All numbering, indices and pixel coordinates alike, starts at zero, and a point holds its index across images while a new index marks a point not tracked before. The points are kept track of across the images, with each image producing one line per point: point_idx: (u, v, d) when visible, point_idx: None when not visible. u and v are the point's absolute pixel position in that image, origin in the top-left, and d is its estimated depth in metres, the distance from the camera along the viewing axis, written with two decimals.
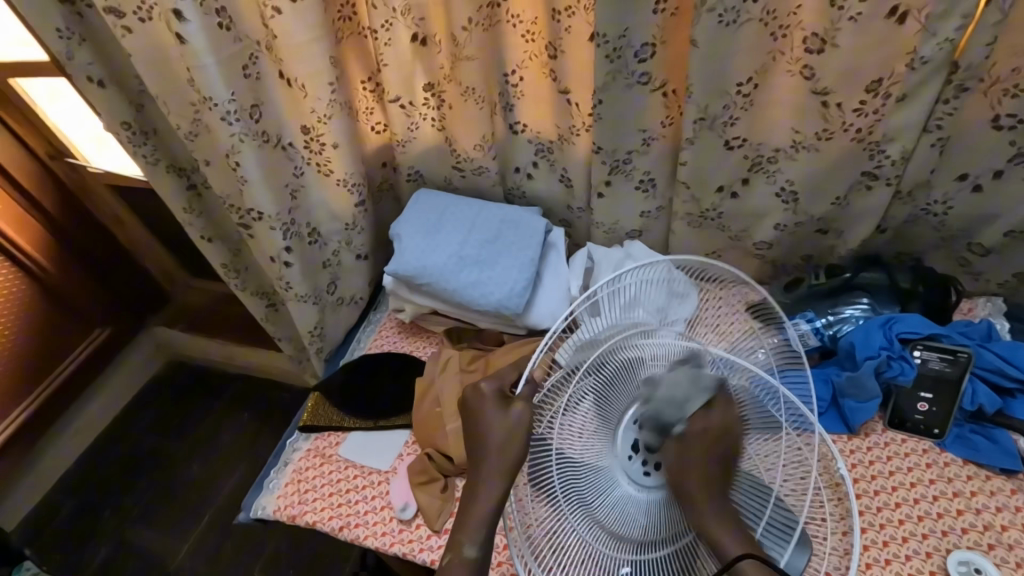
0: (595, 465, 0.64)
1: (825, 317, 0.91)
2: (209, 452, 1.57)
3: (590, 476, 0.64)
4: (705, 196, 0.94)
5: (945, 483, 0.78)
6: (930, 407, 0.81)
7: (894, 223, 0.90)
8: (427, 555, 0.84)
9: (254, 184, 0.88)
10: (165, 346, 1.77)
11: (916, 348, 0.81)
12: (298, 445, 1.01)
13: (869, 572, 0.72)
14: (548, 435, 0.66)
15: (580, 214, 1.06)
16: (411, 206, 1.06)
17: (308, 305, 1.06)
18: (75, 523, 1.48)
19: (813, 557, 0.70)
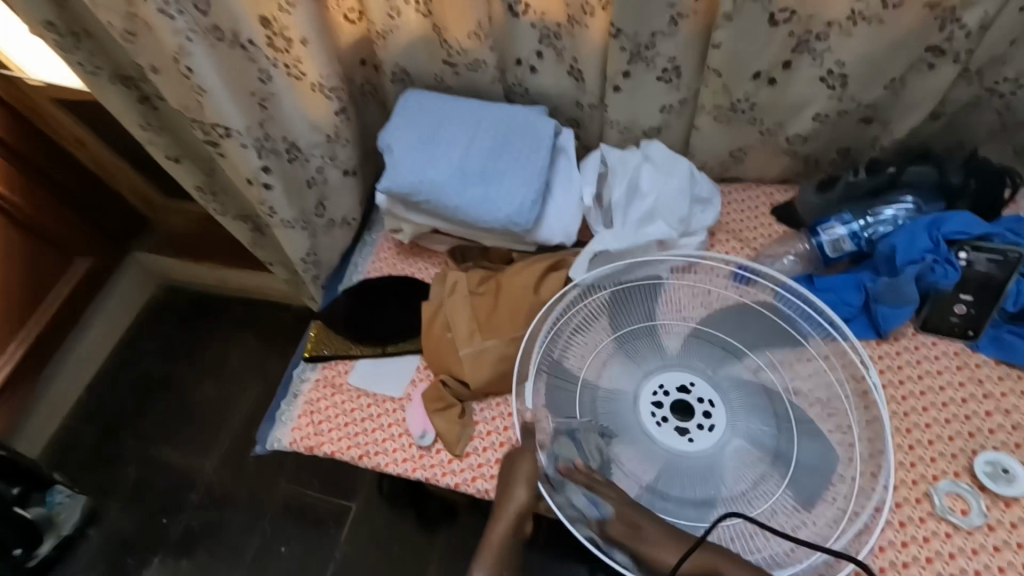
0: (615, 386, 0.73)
1: (863, 217, 0.84)
2: (216, 376, 1.54)
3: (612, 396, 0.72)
4: (738, 86, 0.82)
5: (975, 385, 0.76)
6: (968, 310, 0.77)
7: (952, 107, 0.80)
8: (450, 479, 0.84)
9: (215, 93, 0.75)
10: (153, 272, 1.66)
11: (962, 250, 0.75)
12: (306, 376, 0.97)
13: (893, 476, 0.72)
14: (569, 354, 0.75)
15: (592, 112, 0.94)
16: (399, 113, 0.93)
17: (297, 231, 0.97)
18: (93, 450, 1.47)
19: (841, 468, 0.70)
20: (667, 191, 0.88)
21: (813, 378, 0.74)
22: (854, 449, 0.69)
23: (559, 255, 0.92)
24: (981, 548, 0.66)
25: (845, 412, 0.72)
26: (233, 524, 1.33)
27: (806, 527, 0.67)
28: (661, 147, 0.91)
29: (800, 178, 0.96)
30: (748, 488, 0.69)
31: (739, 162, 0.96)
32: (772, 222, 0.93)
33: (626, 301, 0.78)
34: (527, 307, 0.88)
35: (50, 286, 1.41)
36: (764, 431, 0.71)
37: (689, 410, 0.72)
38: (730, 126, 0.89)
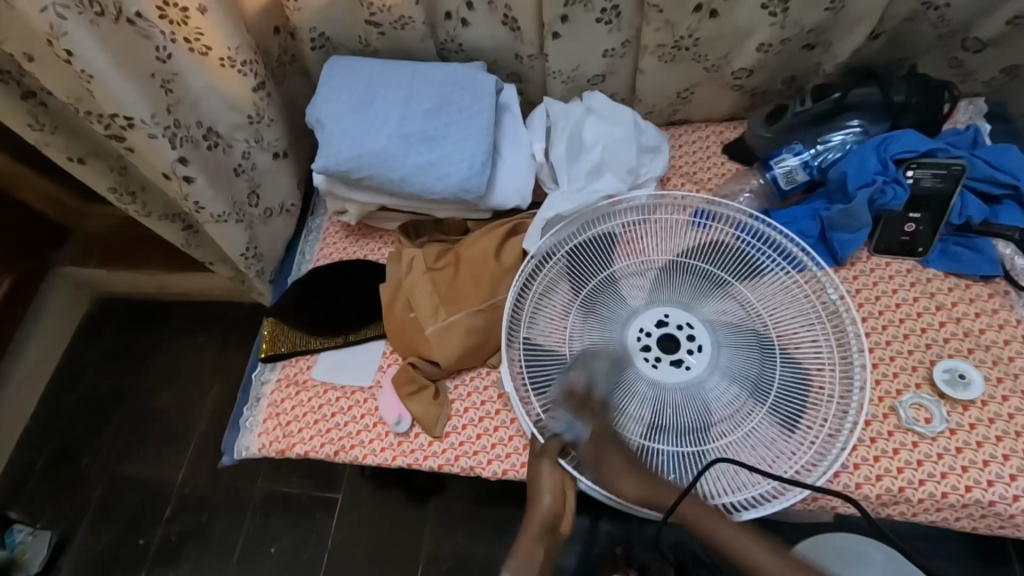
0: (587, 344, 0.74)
1: (813, 146, 0.84)
2: (171, 385, 1.44)
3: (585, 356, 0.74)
4: (680, 21, 0.79)
5: (929, 298, 0.79)
6: (917, 227, 0.79)
7: (891, 25, 0.80)
8: (433, 461, 0.81)
9: (105, 77, 0.65)
10: (84, 285, 1.52)
11: (909, 168, 0.76)
12: (266, 377, 0.91)
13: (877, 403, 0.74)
14: (534, 325, 0.75)
15: (533, 63, 0.89)
16: (325, 83, 0.85)
17: (231, 225, 0.88)
18: (48, 482, 1.36)
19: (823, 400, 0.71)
20: (613, 143, 0.86)
21: (789, 307, 0.75)
22: (830, 376, 0.72)
23: (515, 219, 0.88)
24: (946, 451, 0.70)
25: (820, 340, 0.73)
26: (215, 531, 1.28)
27: (783, 458, 0.70)
28: (603, 98, 0.88)
29: (749, 113, 0.95)
30: (751, 400, 0.71)
31: (687, 102, 0.94)
32: (724, 161, 0.92)
33: (587, 258, 0.78)
34: (489, 276, 0.85)
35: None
36: (751, 346, 0.74)
37: (674, 340, 0.74)
38: (675, 66, 0.86)
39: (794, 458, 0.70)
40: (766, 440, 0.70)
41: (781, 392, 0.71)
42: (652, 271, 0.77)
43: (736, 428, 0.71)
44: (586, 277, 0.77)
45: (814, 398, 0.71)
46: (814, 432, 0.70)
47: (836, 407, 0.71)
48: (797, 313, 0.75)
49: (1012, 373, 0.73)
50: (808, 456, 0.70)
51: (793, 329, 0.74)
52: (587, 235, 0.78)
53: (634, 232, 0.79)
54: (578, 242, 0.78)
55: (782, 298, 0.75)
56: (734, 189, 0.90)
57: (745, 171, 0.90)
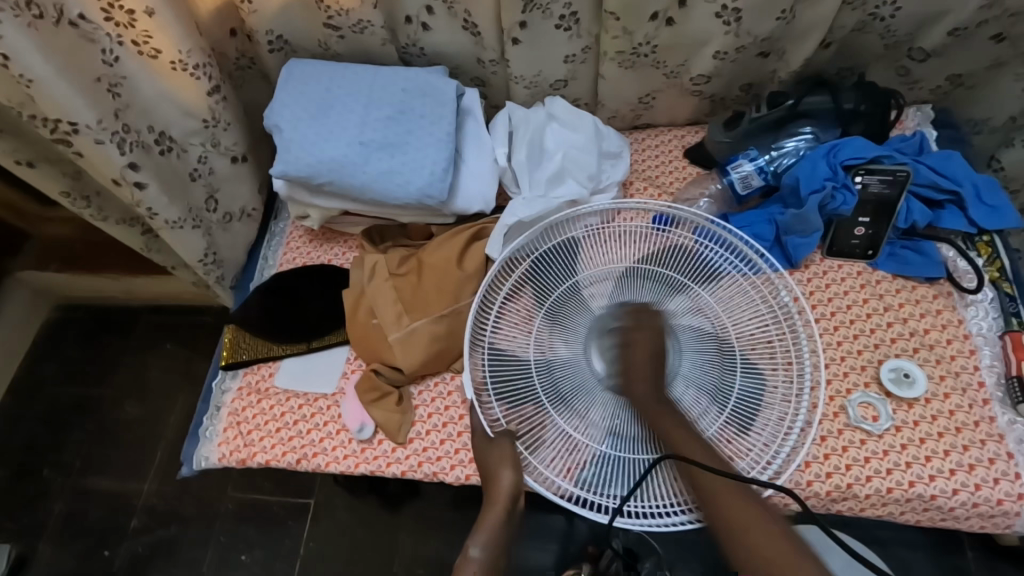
0: (551, 353, 0.74)
1: (768, 152, 0.86)
2: (137, 392, 1.41)
3: (550, 364, 0.73)
4: (638, 28, 0.80)
5: (878, 300, 0.81)
6: (867, 231, 0.82)
7: (839, 34, 0.82)
8: (396, 468, 0.81)
9: (46, 82, 0.63)
10: (43, 291, 1.47)
11: (858, 174, 0.78)
12: (226, 385, 0.90)
13: (831, 403, 0.76)
14: (497, 331, 0.75)
15: (495, 68, 0.90)
16: (283, 87, 0.84)
17: (188, 231, 0.86)
18: (7, 495, 1.32)
19: (777, 402, 0.73)
20: (574, 148, 0.87)
21: (746, 309, 0.76)
22: (782, 376, 0.73)
23: (479, 224, 0.88)
24: (891, 448, 0.73)
25: (773, 340, 0.75)
26: (183, 542, 1.25)
27: (741, 456, 0.71)
28: (565, 104, 0.89)
29: (709, 118, 0.97)
30: (711, 406, 0.72)
31: (649, 108, 0.95)
32: (686, 165, 0.94)
33: (550, 264, 0.78)
34: (452, 281, 0.85)
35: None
36: (713, 351, 0.74)
37: None
38: (635, 71, 0.87)
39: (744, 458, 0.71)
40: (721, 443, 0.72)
41: (740, 398, 0.72)
42: (615, 277, 0.77)
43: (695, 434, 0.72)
44: (550, 283, 0.77)
45: (767, 399, 0.73)
46: (768, 429, 0.72)
47: (787, 407, 0.72)
48: (754, 318, 0.76)
49: (954, 371, 0.76)
50: (759, 454, 0.71)
51: (752, 333, 0.75)
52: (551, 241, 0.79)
53: (598, 238, 0.80)
54: (542, 249, 0.78)
55: (742, 304, 0.76)
56: (694, 193, 0.92)
57: (706, 175, 0.92)
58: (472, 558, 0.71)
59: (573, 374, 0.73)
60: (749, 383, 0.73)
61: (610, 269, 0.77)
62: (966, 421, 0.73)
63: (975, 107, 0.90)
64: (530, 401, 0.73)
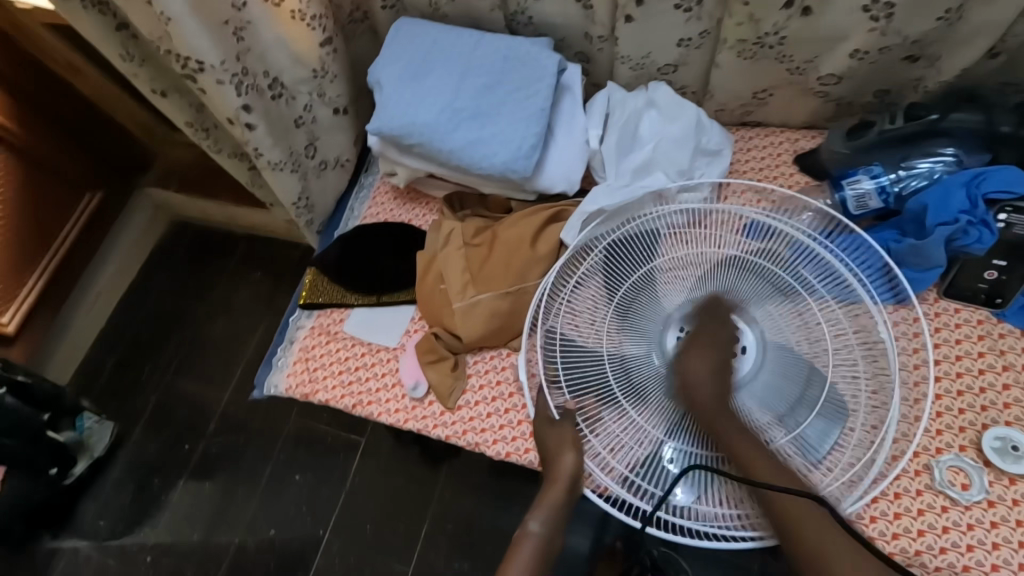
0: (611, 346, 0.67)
1: (895, 171, 0.77)
2: (230, 311, 1.55)
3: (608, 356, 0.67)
4: (767, 16, 0.73)
5: (996, 356, 0.71)
6: (999, 276, 0.71)
7: (1015, 43, 0.71)
8: (441, 431, 0.84)
9: (182, 22, 0.69)
10: (164, 208, 1.64)
11: (1002, 211, 0.68)
12: (301, 323, 0.96)
13: (915, 461, 0.68)
14: (559, 317, 0.72)
15: (602, 45, 0.86)
16: (390, 45, 0.86)
17: (287, 174, 0.92)
18: (116, 380, 1.50)
19: (854, 447, 0.64)
20: (668, 140, 0.82)
21: (840, 333, 0.67)
22: (866, 414, 0.65)
23: (560, 205, 0.86)
24: (977, 523, 0.64)
25: (863, 374, 0.66)
26: (251, 450, 1.38)
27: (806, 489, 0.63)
28: (668, 92, 0.84)
29: (830, 124, 0.88)
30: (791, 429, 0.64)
31: (763, 104, 0.88)
32: (794, 172, 0.86)
33: (623, 253, 0.72)
34: (521, 259, 0.84)
35: (68, 214, 1.42)
36: (799, 368, 0.65)
37: None
38: (754, 63, 0.80)
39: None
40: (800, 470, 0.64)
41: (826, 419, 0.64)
42: (698, 272, 0.69)
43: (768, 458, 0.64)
44: (621, 271, 0.71)
45: (850, 435, 0.64)
46: (846, 462, 0.64)
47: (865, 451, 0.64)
48: (847, 349, 0.66)
49: None
50: (838, 487, 0.63)
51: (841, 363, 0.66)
52: (627, 230, 0.73)
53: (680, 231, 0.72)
54: (618, 237, 0.73)
55: (835, 329, 0.67)
56: (798, 205, 0.84)
57: (817, 187, 0.83)
58: (530, 533, 0.66)
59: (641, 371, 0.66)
60: (833, 410, 0.64)
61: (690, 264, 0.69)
62: None
63: None
64: (587, 393, 0.68)
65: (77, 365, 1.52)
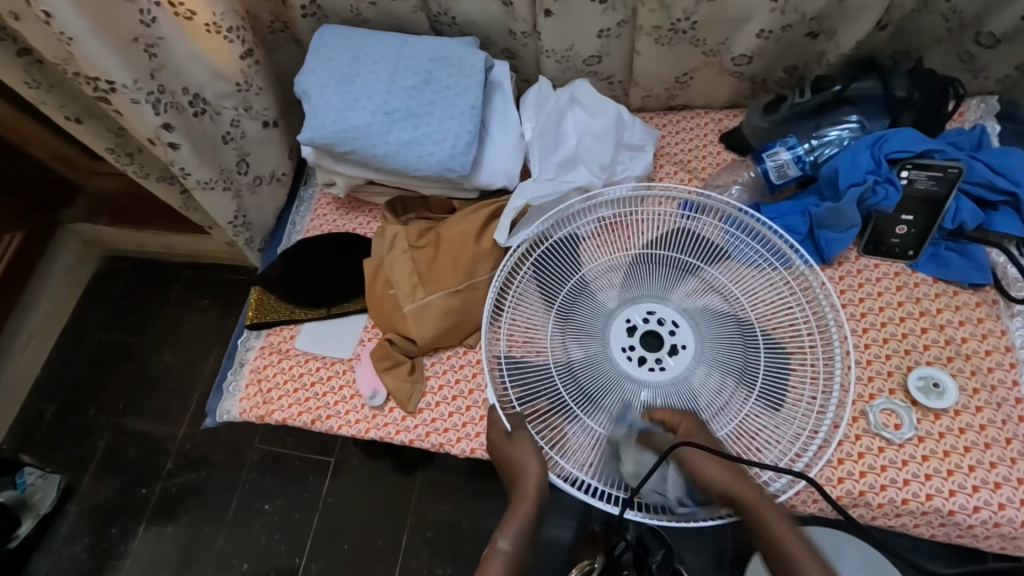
0: (566, 353, 0.70)
1: (808, 141, 0.82)
2: (177, 343, 1.48)
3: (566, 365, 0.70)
4: (677, 2, 0.76)
5: (913, 303, 0.77)
6: (908, 229, 0.77)
7: (898, 15, 0.77)
8: (405, 436, 0.83)
9: (86, 42, 0.66)
10: (94, 243, 1.55)
11: (904, 169, 0.74)
12: (250, 344, 0.93)
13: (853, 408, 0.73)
14: (507, 335, 0.72)
15: (526, 41, 0.88)
16: (313, 52, 0.85)
17: (219, 192, 0.89)
18: (57, 430, 1.41)
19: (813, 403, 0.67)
20: (592, 135, 0.85)
21: (770, 300, 0.71)
22: (808, 366, 0.68)
23: (500, 200, 0.87)
24: (910, 458, 0.69)
25: (800, 327, 0.70)
26: (214, 485, 1.33)
27: (772, 446, 0.67)
28: (591, 90, 0.87)
29: (749, 102, 0.93)
30: (745, 390, 0.68)
31: (685, 88, 0.92)
32: (720, 150, 0.90)
33: (560, 258, 0.74)
34: (470, 256, 0.85)
35: None
36: (737, 334, 0.70)
37: (656, 336, 0.71)
38: (672, 49, 0.84)
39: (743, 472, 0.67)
40: (757, 431, 0.67)
41: (768, 377, 0.68)
42: (623, 267, 0.74)
43: (729, 427, 0.68)
44: (557, 279, 0.74)
45: (792, 391, 0.68)
46: (797, 416, 0.67)
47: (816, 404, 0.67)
48: (785, 309, 0.71)
49: (989, 385, 0.72)
50: (798, 443, 0.67)
51: (782, 321, 0.71)
52: (554, 238, 0.75)
53: (606, 228, 0.75)
54: (548, 245, 0.75)
55: (770, 295, 0.71)
56: (726, 180, 0.88)
57: (741, 161, 0.88)
58: (499, 551, 0.65)
59: (599, 373, 0.69)
60: (773, 367, 0.69)
61: (623, 257, 0.74)
62: (996, 437, 0.70)
63: None
64: (551, 401, 0.69)
65: (11, 420, 1.42)
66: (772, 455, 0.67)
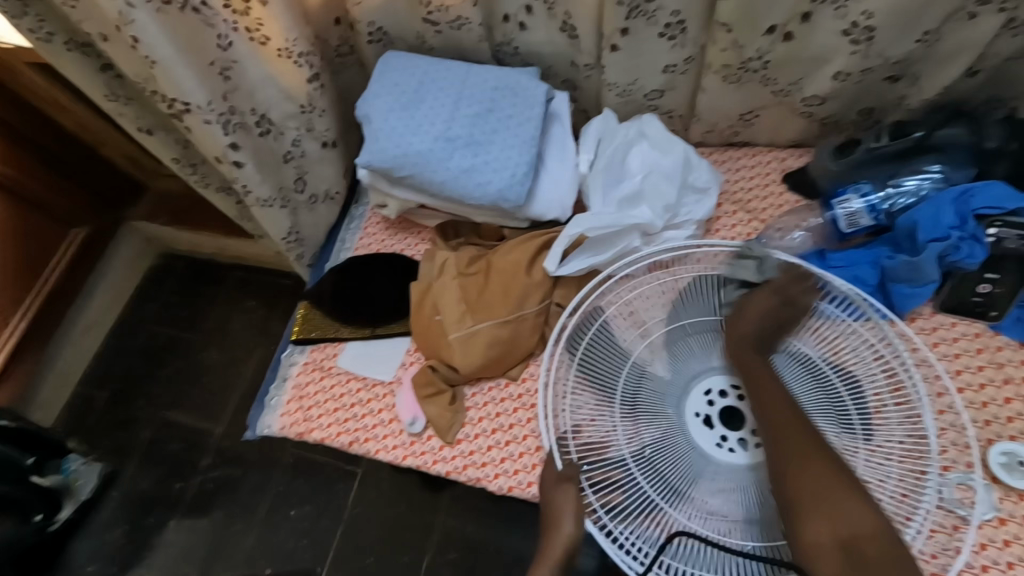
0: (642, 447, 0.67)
1: (884, 189, 0.78)
2: (222, 341, 1.52)
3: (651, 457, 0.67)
4: (750, 42, 0.74)
5: (996, 369, 0.71)
6: (993, 289, 0.71)
7: (992, 63, 0.73)
8: (442, 467, 0.82)
9: (168, 65, 0.68)
10: (152, 240, 1.61)
11: (992, 226, 0.69)
12: (294, 359, 0.94)
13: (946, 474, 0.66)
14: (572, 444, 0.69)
15: (588, 73, 0.87)
16: (378, 78, 0.86)
17: (276, 210, 0.91)
18: (104, 417, 1.46)
19: (909, 473, 0.63)
20: (656, 174, 0.82)
21: (834, 349, 0.69)
22: (893, 421, 0.65)
23: (553, 232, 0.86)
24: (989, 543, 0.64)
25: (872, 380, 0.67)
26: (247, 484, 1.34)
27: (875, 505, 0.63)
28: (660, 126, 0.85)
29: (816, 142, 0.90)
30: (841, 438, 0.65)
31: (750, 125, 0.89)
32: (784, 191, 0.87)
33: (610, 339, 0.72)
34: (519, 287, 0.83)
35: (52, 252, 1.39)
36: (811, 384, 0.68)
37: (727, 403, 0.69)
38: (740, 86, 0.82)
39: None
40: (859, 493, 0.63)
41: (855, 420, 0.65)
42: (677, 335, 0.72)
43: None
44: (606, 366, 0.71)
45: (881, 432, 0.65)
46: (892, 475, 0.63)
47: (907, 460, 0.63)
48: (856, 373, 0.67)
49: None
50: (901, 505, 0.62)
51: (855, 385, 0.67)
52: (596, 326, 0.73)
53: (654, 292, 0.74)
54: (593, 334, 0.73)
55: (837, 349, 0.69)
56: (788, 223, 0.84)
57: (807, 207, 0.84)
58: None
59: (677, 454, 0.66)
60: (856, 425, 0.65)
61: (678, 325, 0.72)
62: None
63: None
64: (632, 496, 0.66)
65: (63, 404, 1.48)
66: (883, 518, 0.62)
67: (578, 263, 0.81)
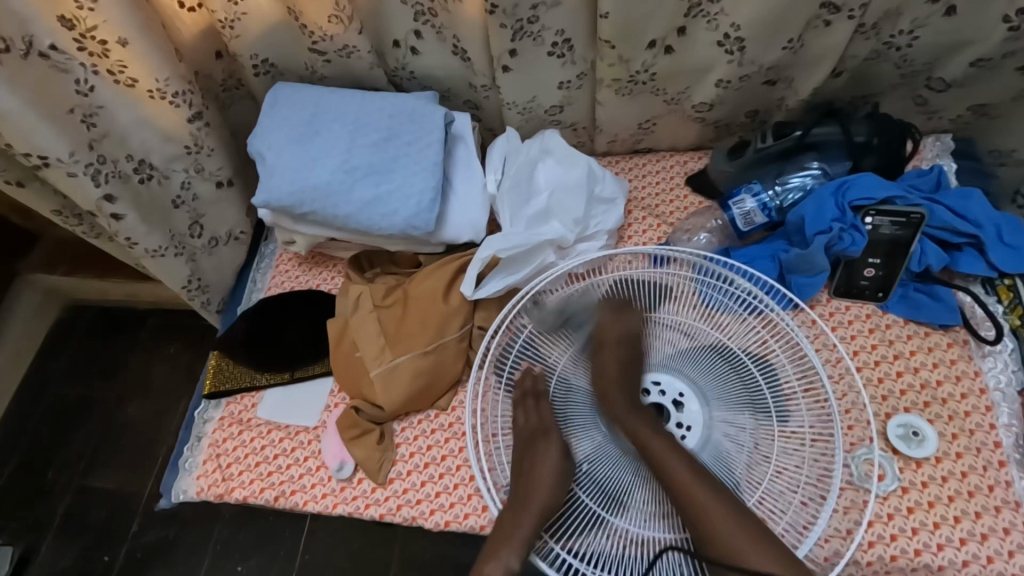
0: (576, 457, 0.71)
1: (773, 187, 0.82)
2: (142, 395, 1.40)
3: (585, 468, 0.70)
4: (634, 56, 0.76)
5: (887, 346, 0.76)
6: (877, 272, 0.77)
7: (852, 64, 0.79)
8: (375, 510, 0.78)
9: (13, 117, 0.63)
10: (53, 293, 1.47)
11: (867, 215, 0.74)
12: (208, 415, 0.88)
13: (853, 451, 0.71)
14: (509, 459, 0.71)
15: (487, 93, 0.87)
16: (267, 112, 0.82)
17: (170, 258, 0.85)
18: (10, 495, 1.31)
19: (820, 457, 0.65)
20: (563, 189, 0.83)
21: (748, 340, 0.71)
22: (803, 406, 0.67)
23: (468, 255, 0.85)
24: (896, 512, 0.68)
25: (782, 368, 0.69)
26: (183, 547, 1.24)
27: (792, 489, 0.65)
28: (562, 142, 0.86)
29: (713, 144, 0.94)
30: (757, 424, 0.68)
31: (649, 133, 0.92)
32: (688, 194, 0.90)
33: (536, 353, 0.74)
34: (437, 315, 0.82)
35: None
36: (728, 374, 0.71)
37: (654, 400, 0.72)
38: (634, 98, 0.84)
39: (783, 517, 0.65)
40: (776, 479, 0.66)
41: (769, 406, 0.68)
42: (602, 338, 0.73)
43: (762, 472, 0.67)
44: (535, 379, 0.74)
45: (793, 418, 0.67)
46: (806, 459, 0.66)
47: (817, 443, 0.66)
48: (767, 361, 0.70)
49: (967, 429, 0.71)
50: (814, 486, 0.64)
51: (768, 372, 0.69)
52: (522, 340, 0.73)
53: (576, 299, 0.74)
54: (520, 348, 0.73)
55: (747, 340, 0.71)
56: (693, 225, 0.87)
57: (709, 208, 0.87)
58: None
59: (610, 463, 0.69)
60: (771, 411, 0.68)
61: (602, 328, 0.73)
62: (979, 485, 0.68)
63: (1001, 137, 0.86)
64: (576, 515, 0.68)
65: None
66: (799, 502, 0.64)
67: (495, 284, 0.80)
